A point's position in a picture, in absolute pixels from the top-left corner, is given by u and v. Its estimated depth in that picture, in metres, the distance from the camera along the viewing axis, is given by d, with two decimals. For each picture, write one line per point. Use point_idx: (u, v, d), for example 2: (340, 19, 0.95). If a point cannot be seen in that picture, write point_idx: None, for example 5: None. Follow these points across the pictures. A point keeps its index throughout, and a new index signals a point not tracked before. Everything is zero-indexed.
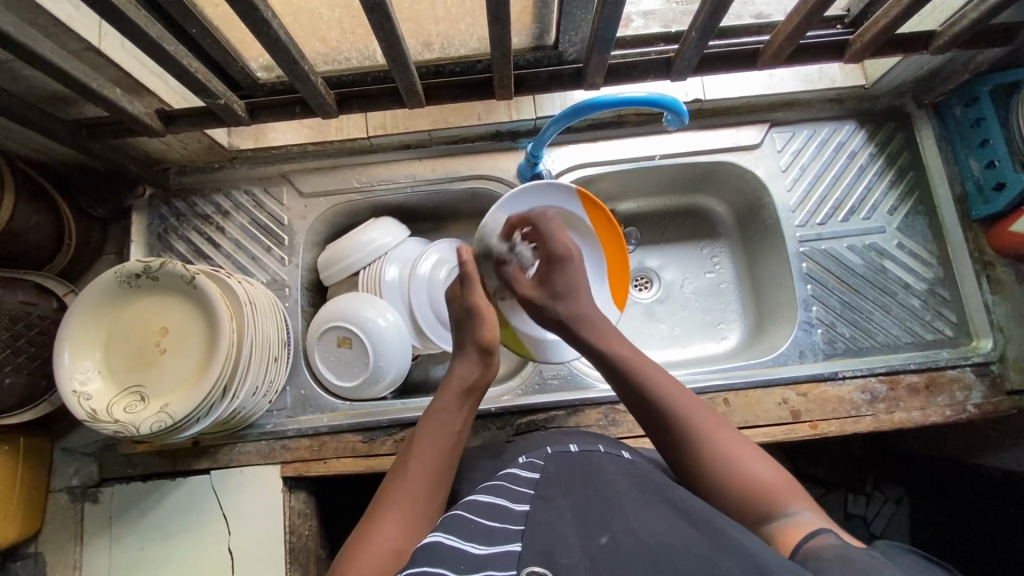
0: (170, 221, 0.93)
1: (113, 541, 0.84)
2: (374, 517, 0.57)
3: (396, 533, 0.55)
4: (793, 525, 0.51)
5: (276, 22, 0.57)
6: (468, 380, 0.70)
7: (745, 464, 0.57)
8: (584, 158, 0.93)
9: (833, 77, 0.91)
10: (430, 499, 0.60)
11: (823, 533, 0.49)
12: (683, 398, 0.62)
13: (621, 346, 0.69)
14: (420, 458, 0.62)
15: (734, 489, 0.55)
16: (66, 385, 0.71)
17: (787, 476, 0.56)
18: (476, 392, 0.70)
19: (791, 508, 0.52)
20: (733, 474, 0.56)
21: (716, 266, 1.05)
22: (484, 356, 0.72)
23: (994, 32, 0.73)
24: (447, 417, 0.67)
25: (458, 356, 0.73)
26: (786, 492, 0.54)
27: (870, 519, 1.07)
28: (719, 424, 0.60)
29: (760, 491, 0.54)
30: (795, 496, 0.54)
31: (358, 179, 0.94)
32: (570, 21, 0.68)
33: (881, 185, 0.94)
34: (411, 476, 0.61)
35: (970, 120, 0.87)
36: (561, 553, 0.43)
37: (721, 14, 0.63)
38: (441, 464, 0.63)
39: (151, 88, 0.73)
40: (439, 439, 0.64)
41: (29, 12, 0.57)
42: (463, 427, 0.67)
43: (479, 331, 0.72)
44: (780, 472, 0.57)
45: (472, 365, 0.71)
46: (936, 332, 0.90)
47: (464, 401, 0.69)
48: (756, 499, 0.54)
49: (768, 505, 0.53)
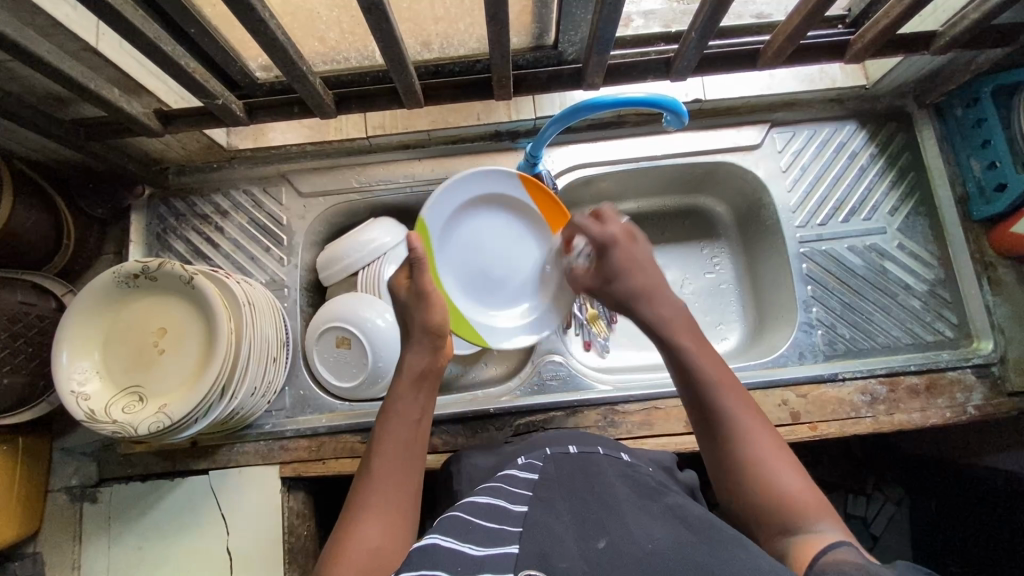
0: (168, 221, 0.93)
1: (112, 541, 0.84)
2: (348, 522, 0.57)
3: (375, 535, 0.55)
4: (816, 541, 0.50)
5: (273, 22, 0.57)
6: (419, 366, 0.67)
7: (780, 476, 0.55)
8: (584, 159, 0.93)
9: (834, 77, 0.91)
10: (402, 494, 0.59)
11: (840, 547, 0.48)
12: (730, 392, 0.60)
13: (680, 328, 0.65)
14: (381, 454, 0.61)
15: (763, 500, 0.54)
16: (64, 385, 0.70)
17: (819, 490, 0.55)
18: (431, 377, 0.68)
19: (818, 526, 0.51)
20: (765, 488, 0.55)
21: (716, 266, 1.05)
22: (434, 342, 0.69)
23: (996, 33, 0.73)
24: (403, 410, 0.65)
25: (409, 343, 0.69)
26: (815, 508, 0.53)
27: (871, 520, 1.08)
28: (764, 427, 0.58)
29: (788, 502, 0.53)
30: (824, 513, 0.52)
31: (357, 179, 0.94)
32: (570, 21, 0.67)
33: (881, 186, 0.93)
34: (376, 476, 0.60)
35: (971, 120, 0.87)
36: (558, 557, 0.43)
37: (721, 14, 0.62)
38: (406, 456, 0.62)
39: (149, 87, 0.73)
40: (397, 433, 0.63)
41: (27, 12, 0.57)
42: (423, 415, 0.66)
43: (428, 317, 0.69)
44: (812, 488, 0.55)
45: (422, 352, 0.68)
46: (937, 333, 0.90)
47: (419, 389, 0.67)
48: (783, 508, 0.53)
49: (793, 517, 0.52)
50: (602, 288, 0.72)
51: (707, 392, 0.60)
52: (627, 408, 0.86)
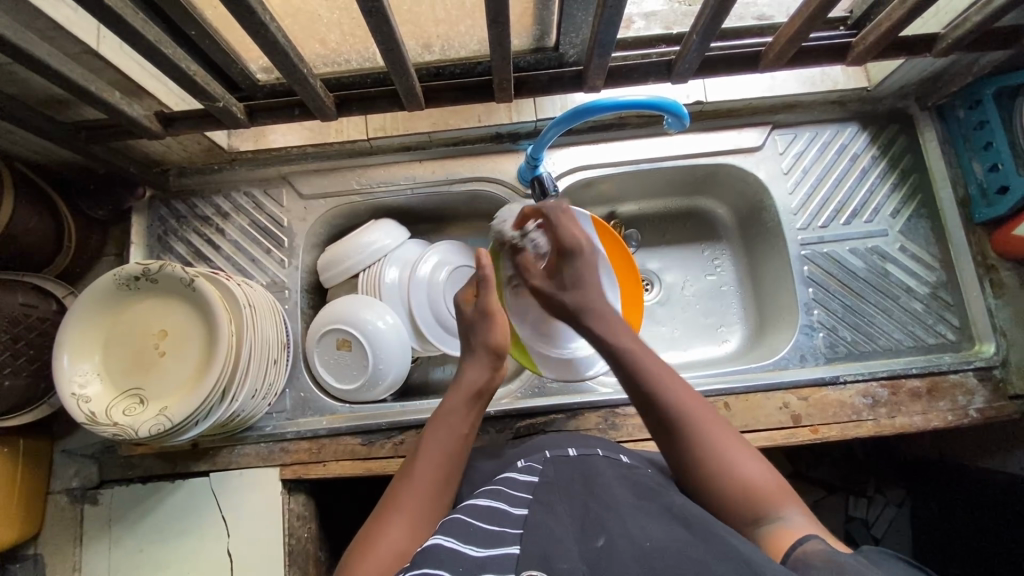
0: (169, 223, 0.93)
1: (112, 543, 0.84)
2: (377, 522, 0.56)
3: (402, 537, 0.55)
4: (784, 530, 0.50)
5: (274, 25, 0.57)
6: (478, 384, 0.68)
7: (743, 469, 0.56)
8: (585, 161, 0.93)
9: (836, 79, 0.90)
10: (435, 504, 0.59)
11: (814, 539, 0.48)
12: (681, 389, 0.61)
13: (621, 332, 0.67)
14: (426, 459, 0.62)
15: (730, 494, 0.55)
16: (65, 387, 0.70)
17: (777, 473, 0.56)
18: (484, 397, 0.69)
19: (784, 513, 0.52)
20: (730, 481, 0.55)
21: (717, 268, 1.05)
22: (495, 360, 0.70)
23: (999, 35, 0.73)
24: (455, 420, 0.65)
25: (468, 359, 0.70)
26: (777, 493, 0.54)
27: (872, 522, 1.08)
28: (718, 421, 0.59)
29: (750, 492, 0.54)
30: (786, 498, 0.54)
31: (358, 181, 0.94)
32: (571, 23, 0.68)
33: (883, 188, 0.93)
34: (416, 480, 0.60)
35: (973, 123, 0.87)
36: (559, 558, 0.43)
37: (722, 16, 0.62)
38: (446, 466, 0.62)
39: (149, 90, 0.73)
40: (447, 444, 0.63)
41: (27, 15, 0.57)
42: (472, 432, 0.66)
43: (491, 334, 0.70)
44: (775, 475, 0.56)
45: (482, 369, 0.69)
46: (938, 336, 0.90)
47: (473, 405, 0.67)
48: (746, 499, 0.54)
49: (758, 507, 0.53)
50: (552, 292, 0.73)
51: (655, 394, 0.61)
52: (628, 411, 0.86)
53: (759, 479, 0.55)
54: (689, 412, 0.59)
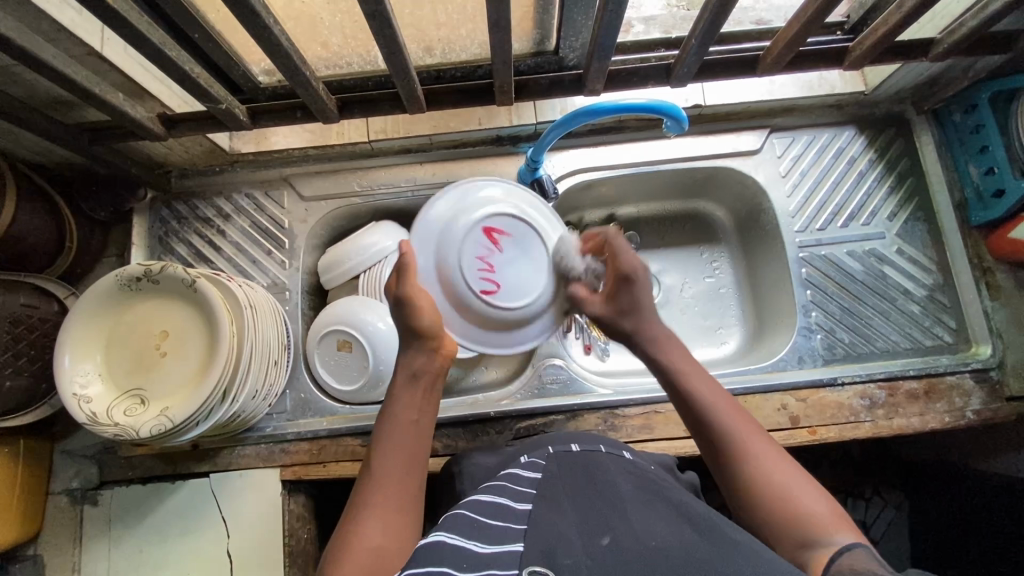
0: (170, 224, 0.93)
1: (112, 544, 0.84)
2: (349, 526, 0.56)
3: (376, 534, 0.55)
4: (833, 551, 0.49)
5: (277, 28, 0.57)
6: (415, 368, 0.68)
7: (798, 498, 0.54)
8: (585, 164, 0.93)
9: (833, 84, 0.91)
10: (404, 494, 0.59)
11: (858, 555, 0.47)
12: (732, 412, 0.62)
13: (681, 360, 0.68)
14: (386, 455, 0.61)
15: (777, 517, 0.54)
16: (66, 387, 0.71)
17: (833, 503, 0.54)
18: (427, 379, 0.68)
19: (836, 537, 0.50)
20: (780, 504, 0.54)
21: (716, 270, 1.06)
22: (431, 343, 0.69)
23: (993, 41, 0.74)
24: (403, 411, 0.65)
25: (404, 346, 0.70)
26: (833, 522, 0.52)
27: (869, 524, 1.10)
28: (775, 454, 0.58)
29: (808, 521, 0.52)
30: (844, 526, 0.51)
31: (359, 183, 0.94)
32: (571, 27, 0.68)
33: (880, 191, 0.94)
34: (377, 477, 0.60)
35: (969, 127, 0.88)
36: (563, 553, 0.43)
37: (721, 21, 0.63)
38: (407, 457, 0.62)
39: (152, 92, 0.73)
40: (399, 435, 0.63)
41: (32, 17, 0.57)
42: (424, 416, 0.66)
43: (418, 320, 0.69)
44: (832, 505, 0.54)
45: (418, 354, 0.69)
46: (936, 338, 0.90)
47: (416, 391, 0.67)
48: (804, 524, 0.52)
49: (810, 530, 0.52)
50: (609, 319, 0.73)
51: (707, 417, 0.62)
52: (627, 412, 0.87)
53: (812, 509, 0.53)
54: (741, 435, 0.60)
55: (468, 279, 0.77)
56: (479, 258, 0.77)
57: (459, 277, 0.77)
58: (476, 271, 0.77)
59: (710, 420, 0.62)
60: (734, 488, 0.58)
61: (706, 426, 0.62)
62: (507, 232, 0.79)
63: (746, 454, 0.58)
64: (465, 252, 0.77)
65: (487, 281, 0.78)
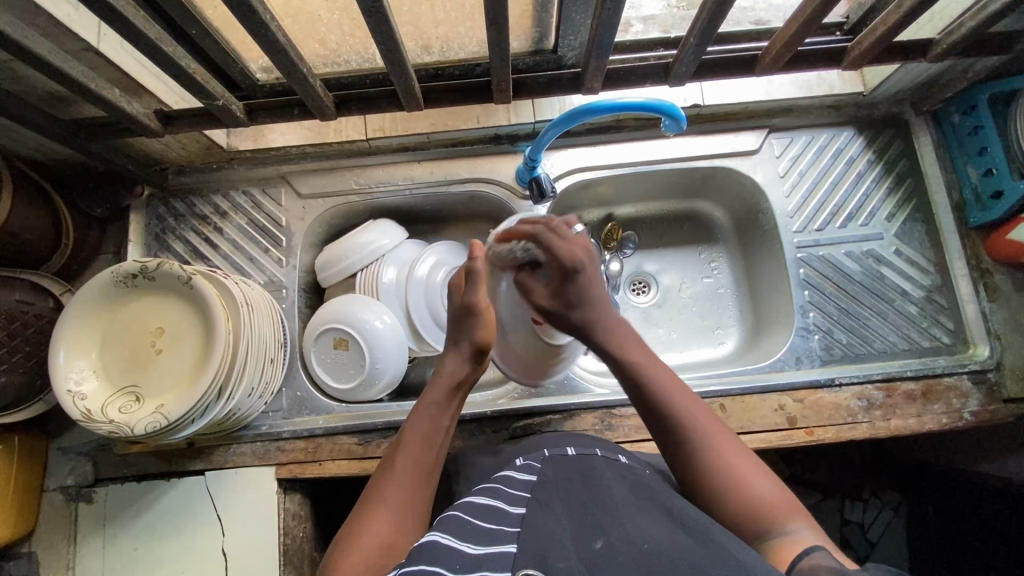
0: (167, 221, 0.93)
1: (106, 541, 0.84)
2: (360, 518, 0.56)
3: (387, 530, 0.55)
4: (791, 543, 0.51)
5: (274, 24, 0.57)
6: (458, 376, 0.67)
7: (752, 484, 0.56)
8: (582, 163, 0.93)
9: (832, 83, 0.91)
10: (419, 498, 0.59)
11: (818, 552, 0.48)
12: (687, 403, 0.62)
13: (631, 344, 0.67)
14: (408, 452, 0.61)
15: (734, 506, 0.56)
16: (61, 384, 0.70)
17: (783, 488, 0.57)
18: (465, 388, 0.68)
19: (790, 527, 0.53)
20: (734, 492, 0.56)
21: (714, 270, 1.05)
22: (480, 353, 0.68)
23: (993, 41, 0.73)
24: (435, 414, 0.65)
25: (451, 350, 0.69)
26: (784, 509, 0.54)
27: (868, 526, 1.08)
28: (726, 434, 0.60)
29: (763, 508, 0.54)
30: (795, 514, 0.54)
31: (356, 181, 0.94)
32: (569, 26, 0.68)
33: (878, 192, 0.94)
34: (399, 473, 0.60)
35: (968, 127, 0.88)
36: (555, 557, 0.43)
37: (719, 20, 0.63)
38: (428, 460, 0.62)
39: (149, 88, 0.73)
40: (428, 436, 0.63)
41: (29, 12, 0.57)
42: (452, 423, 0.66)
43: (478, 330, 0.67)
44: (781, 489, 0.57)
45: (462, 361, 0.68)
46: (934, 339, 0.90)
47: (452, 397, 0.67)
48: (760, 513, 0.54)
49: (763, 520, 0.54)
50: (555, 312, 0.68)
51: (660, 403, 0.62)
52: (625, 412, 0.86)
53: (764, 494, 0.55)
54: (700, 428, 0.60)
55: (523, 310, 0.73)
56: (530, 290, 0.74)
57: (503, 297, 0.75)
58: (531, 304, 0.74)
59: (664, 405, 0.62)
60: (690, 478, 0.59)
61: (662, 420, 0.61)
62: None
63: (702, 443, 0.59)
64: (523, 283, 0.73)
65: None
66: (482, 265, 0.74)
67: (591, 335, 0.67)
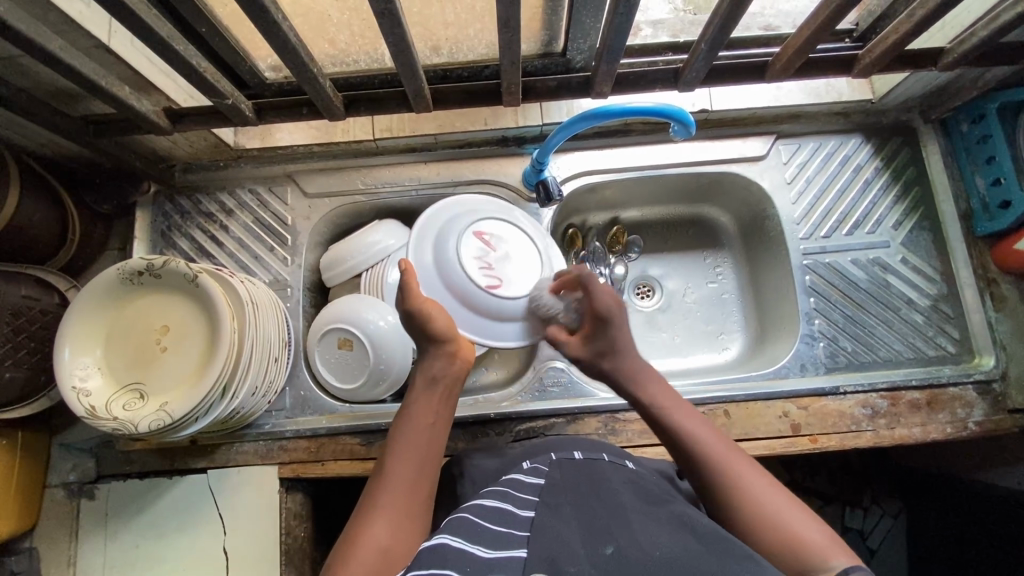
0: (173, 218, 0.93)
1: (109, 538, 0.84)
2: (357, 524, 0.56)
3: (385, 533, 0.54)
4: None
5: (286, 24, 0.57)
6: (432, 371, 0.69)
7: (791, 522, 0.52)
8: (589, 166, 0.93)
9: (841, 90, 0.90)
10: (414, 500, 0.59)
11: None
12: (720, 446, 0.60)
13: (658, 390, 0.68)
14: (405, 456, 0.61)
15: (774, 545, 0.51)
16: (65, 381, 0.70)
17: (829, 529, 0.51)
18: (444, 384, 0.69)
19: (835, 562, 0.47)
20: (774, 532, 0.51)
21: (719, 275, 1.05)
22: (448, 349, 0.71)
23: (1004, 51, 0.73)
24: (420, 415, 0.66)
25: (424, 351, 0.71)
26: (829, 547, 0.49)
27: (867, 533, 1.09)
28: (764, 476, 0.57)
29: (804, 545, 0.49)
30: (838, 550, 0.49)
31: (363, 181, 0.94)
32: (580, 29, 0.68)
33: (885, 201, 0.94)
34: (391, 476, 0.59)
35: (976, 137, 0.87)
36: (565, 562, 0.43)
37: (731, 27, 0.63)
38: (424, 463, 0.62)
39: (158, 85, 0.73)
40: (415, 437, 0.63)
41: (40, 8, 0.57)
42: (439, 423, 0.66)
43: (429, 324, 0.70)
44: (826, 529, 0.51)
45: (436, 358, 0.70)
46: (939, 348, 0.90)
47: (433, 396, 0.68)
48: (801, 550, 0.49)
49: (805, 559, 0.49)
50: (588, 359, 0.74)
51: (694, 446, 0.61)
52: (628, 416, 0.86)
53: (806, 533, 0.51)
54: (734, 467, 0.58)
55: (472, 276, 0.81)
56: (475, 258, 0.82)
57: (466, 278, 0.81)
58: (479, 269, 0.82)
59: (698, 450, 0.60)
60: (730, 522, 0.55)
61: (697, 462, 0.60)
62: (496, 233, 0.85)
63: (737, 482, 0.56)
64: (464, 254, 0.82)
65: (491, 277, 0.82)
66: (435, 261, 0.82)
67: (617, 380, 0.71)
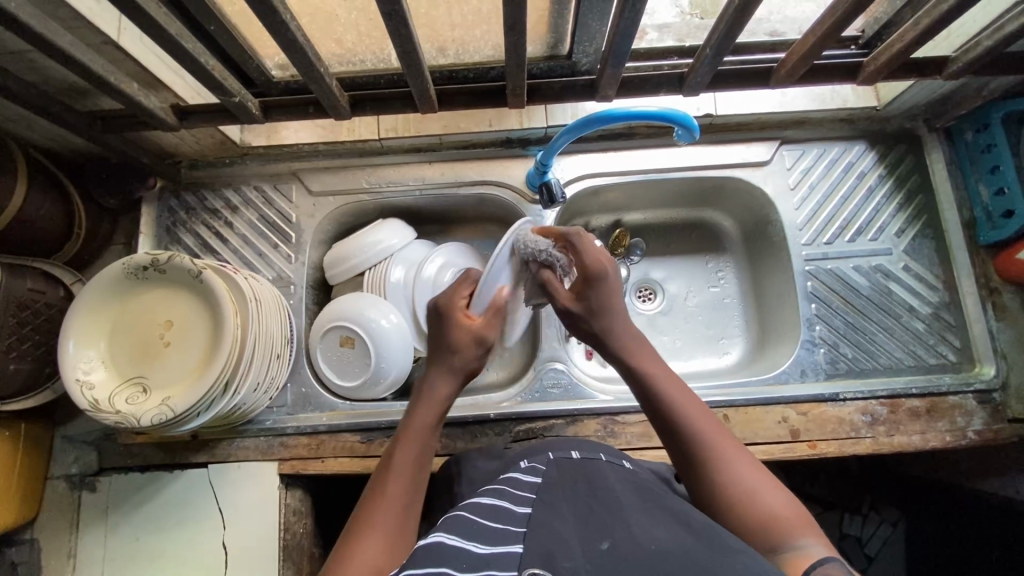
0: (179, 214, 0.94)
1: (109, 530, 0.85)
2: (346, 539, 0.52)
3: (376, 554, 0.50)
4: (803, 555, 0.47)
5: (294, 24, 0.58)
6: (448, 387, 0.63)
7: (763, 498, 0.53)
8: (593, 169, 0.93)
9: (846, 98, 0.91)
10: (406, 517, 0.55)
11: (833, 562, 0.44)
12: (698, 415, 0.60)
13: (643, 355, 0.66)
14: (396, 469, 0.57)
15: (745, 520, 0.52)
16: (69, 373, 0.71)
17: (800, 508, 0.53)
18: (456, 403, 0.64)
19: (802, 541, 0.48)
20: (742, 508, 0.53)
21: (721, 280, 1.05)
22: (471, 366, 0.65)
23: (1010, 61, 0.73)
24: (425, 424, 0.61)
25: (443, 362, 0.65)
26: (800, 526, 0.51)
27: (866, 540, 1.07)
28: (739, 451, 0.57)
29: (774, 522, 0.51)
30: (809, 529, 0.50)
31: (367, 180, 0.95)
32: (586, 32, 0.68)
33: (889, 208, 0.94)
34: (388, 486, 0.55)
35: (980, 146, 0.88)
36: (561, 557, 0.43)
37: (737, 32, 0.63)
38: (420, 477, 0.58)
39: (166, 82, 0.73)
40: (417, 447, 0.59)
41: (51, 4, 0.57)
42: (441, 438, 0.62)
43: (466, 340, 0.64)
44: (797, 507, 0.53)
45: (454, 373, 0.64)
46: (940, 356, 0.90)
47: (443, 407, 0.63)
48: (772, 527, 0.50)
49: (776, 535, 0.50)
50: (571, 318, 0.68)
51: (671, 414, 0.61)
52: (627, 419, 0.87)
53: (775, 510, 0.52)
54: (712, 437, 0.58)
55: None
56: None
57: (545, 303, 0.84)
58: None
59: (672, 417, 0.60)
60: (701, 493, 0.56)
61: (675, 432, 0.60)
62: None
63: (714, 456, 0.57)
64: None
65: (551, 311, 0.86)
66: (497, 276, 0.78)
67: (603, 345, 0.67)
